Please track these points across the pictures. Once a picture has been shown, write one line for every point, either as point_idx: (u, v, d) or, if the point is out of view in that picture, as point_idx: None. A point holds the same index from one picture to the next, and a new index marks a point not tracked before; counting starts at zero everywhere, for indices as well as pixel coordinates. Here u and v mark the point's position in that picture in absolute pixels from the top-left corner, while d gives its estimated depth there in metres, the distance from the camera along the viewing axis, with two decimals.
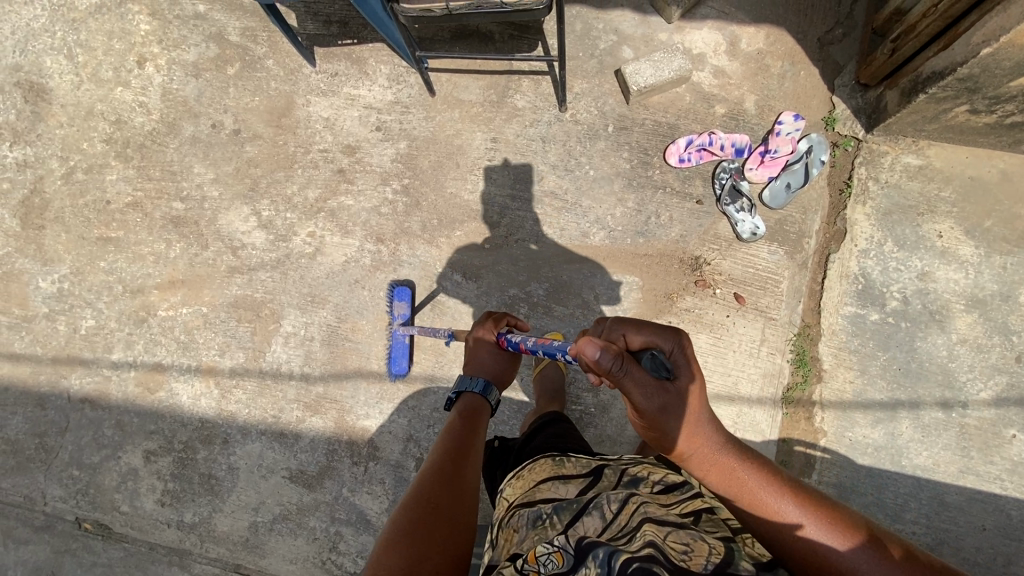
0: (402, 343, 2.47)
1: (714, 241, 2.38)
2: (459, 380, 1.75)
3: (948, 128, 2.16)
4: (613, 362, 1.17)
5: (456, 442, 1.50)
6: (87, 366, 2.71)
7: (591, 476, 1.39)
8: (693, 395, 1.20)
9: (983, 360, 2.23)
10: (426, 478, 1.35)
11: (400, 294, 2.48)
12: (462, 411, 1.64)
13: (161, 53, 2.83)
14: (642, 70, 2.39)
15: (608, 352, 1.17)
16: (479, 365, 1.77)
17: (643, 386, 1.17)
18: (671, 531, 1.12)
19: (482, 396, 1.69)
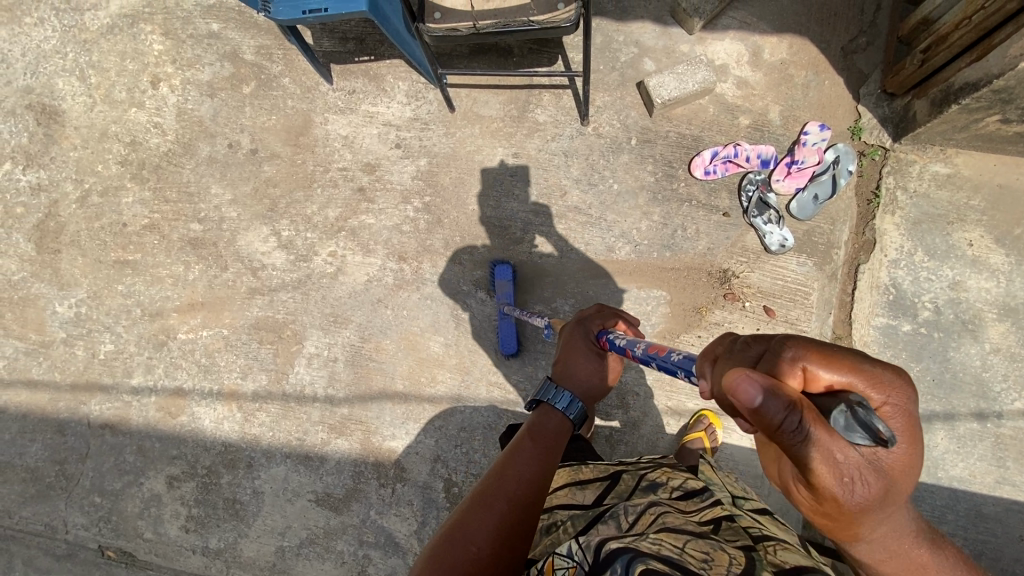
0: (508, 326, 2.40)
1: (742, 253, 2.36)
2: (543, 384, 1.44)
3: (978, 136, 2.15)
4: (788, 417, 0.74)
5: (517, 467, 1.25)
6: (107, 392, 2.68)
7: (608, 481, 1.50)
8: (901, 472, 0.80)
9: (1018, 369, 2.20)
10: (471, 508, 1.16)
11: (502, 273, 2.40)
12: (535, 428, 1.38)
13: (175, 73, 2.81)
14: (666, 83, 2.38)
15: (784, 400, 0.74)
16: (570, 374, 1.46)
17: (836, 460, 0.75)
18: (691, 539, 1.09)
19: (566, 417, 1.39)
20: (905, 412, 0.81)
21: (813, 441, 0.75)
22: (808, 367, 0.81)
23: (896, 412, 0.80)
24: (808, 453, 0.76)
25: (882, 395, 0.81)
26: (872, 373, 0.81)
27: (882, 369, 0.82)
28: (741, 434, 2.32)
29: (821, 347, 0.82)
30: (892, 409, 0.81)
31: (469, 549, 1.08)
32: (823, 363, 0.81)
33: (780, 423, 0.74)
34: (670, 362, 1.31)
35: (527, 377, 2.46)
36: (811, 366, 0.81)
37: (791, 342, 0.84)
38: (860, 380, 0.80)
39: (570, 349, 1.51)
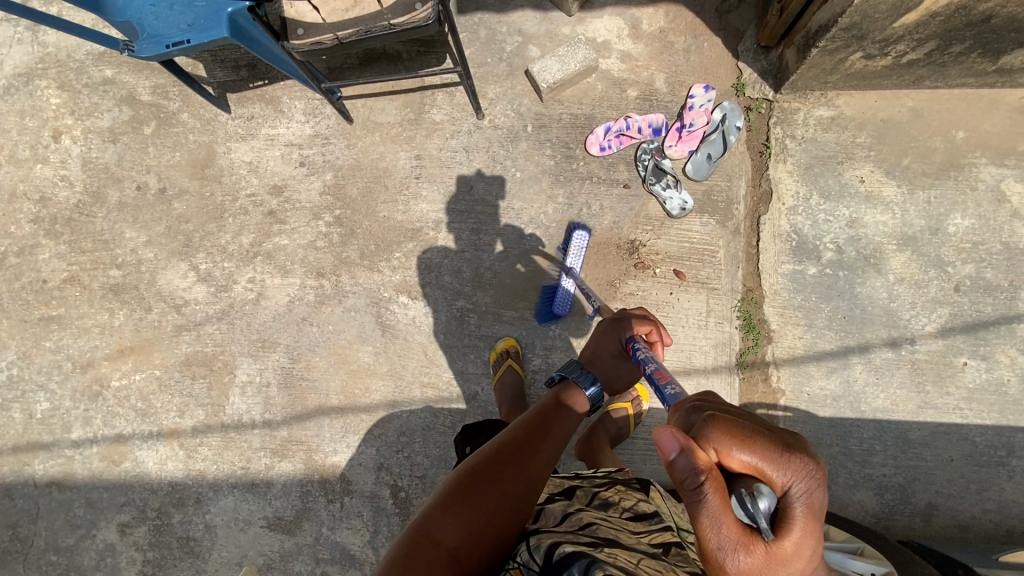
0: (565, 292, 2.38)
1: (647, 222, 2.40)
2: (570, 363, 1.59)
3: (850, 76, 2.20)
4: (688, 476, 0.94)
5: (537, 427, 1.34)
6: (48, 450, 2.64)
7: (562, 492, 1.45)
8: (790, 559, 0.92)
9: (923, 295, 2.25)
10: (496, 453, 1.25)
11: (578, 238, 2.37)
12: (561, 395, 1.48)
13: (76, 124, 2.79)
14: (549, 67, 2.42)
15: (689, 460, 0.94)
16: (598, 361, 1.58)
17: (720, 527, 0.93)
18: (643, 558, 1.12)
19: (587, 398, 1.50)
20: (810, 502, 0.91)
21: (703, 500, 0.94)
22: (724, 448, 0.95)
23: (800, 500, 0.91)
24: (701, 510, 0.95)
25: (790, 487, 0.91)
26: (786, 464, 0.92)
27: (792, 467, 0.91)
28: None
29: (741, 431, 0.95)
30: (796, 502, 0.91)
31: (491, 493, 1.16)
32: (736, 445, 0.94)
33: (682, 482, 0.95)
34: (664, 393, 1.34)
35: (458, 373, 2.47)
36: (724, 448, 0.95)
37: (718, 423, 0.97)
38: (768, 469, 0.92)
39: (603, 342, 1.60)
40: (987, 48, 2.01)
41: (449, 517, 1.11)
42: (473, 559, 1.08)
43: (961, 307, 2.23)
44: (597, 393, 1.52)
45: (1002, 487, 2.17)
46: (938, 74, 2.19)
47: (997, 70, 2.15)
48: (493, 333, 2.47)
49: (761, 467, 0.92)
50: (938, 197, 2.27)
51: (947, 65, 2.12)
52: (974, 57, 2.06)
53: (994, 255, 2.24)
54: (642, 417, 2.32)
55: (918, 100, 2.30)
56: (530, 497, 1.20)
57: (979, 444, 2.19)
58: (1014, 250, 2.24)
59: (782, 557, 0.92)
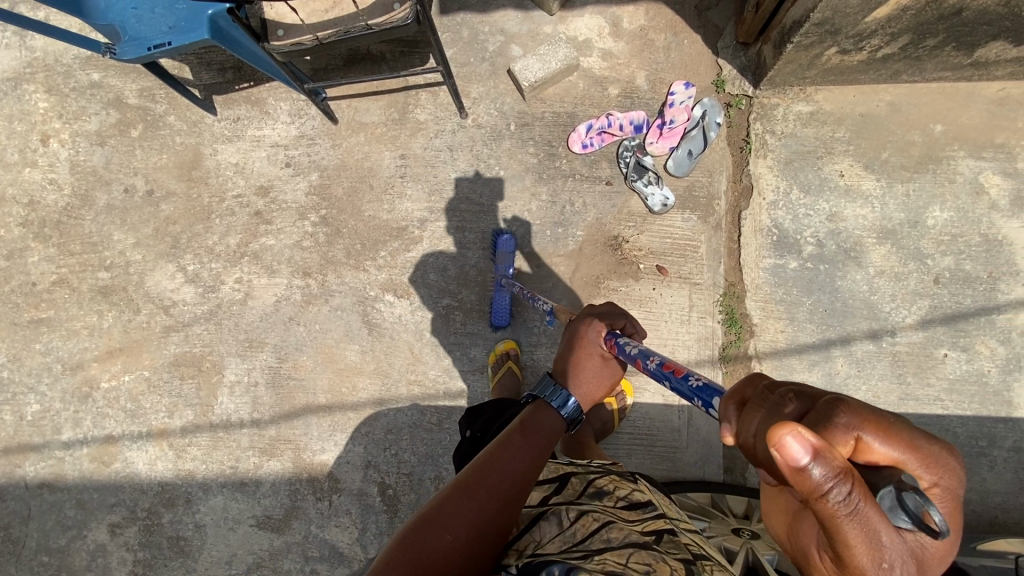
0: (503, 299, 2.40)
1: (630, 218, 2.41)
2: (541, 379, 1.39)
3: (828, 71, 2.23)
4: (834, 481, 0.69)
5: (501, 458, 1.19)
6: (39, 451, 2.65)
7: (555, 483, 1.42)
8: (937, 564, 0.76)
9: (903, 287, 2.27)
10: (450, 497, 1.10)
11: (502, 243, 2.40)
12: (528, 419, 1.31)
13: (64, 128, 2.81)
14: (530, 65, 2.44)
15: (834, 462, 0.69)
16: (574, 370, 1.38)
17: (872, 539, 0.72)
18: (633, 553, 1.13)
19: (562, 415, 1.32)
20: (949, 493, 0.78)
21: (847, 506, 0.71)
22: (863, 438, 0.76)
23: (944, 492, 0.77)
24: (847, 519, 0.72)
25: (932, 478, 0.77)
26: (926, 451, 0.78)
27: (934, 451, 0.78)
28: (654, 392, 2.36)
29: (877, 416, 0.77)
30: (938, 493, 0.77)
31: (442, 542, 1.03)
32: (877, 435, 0.76)
33: (828, 490, 0.70)
34: (689, 385, 1.24)
35: (445, 370, 2.49)
36: (866, 436, 0.75)
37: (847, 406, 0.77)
38: (912, 460, 0.76)
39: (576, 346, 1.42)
40: (960, 42, 2.03)
41: None
42: None
43: (940, 298, 2.25)
44: (576, 408, 1.34)
45: (984, 477, 2.18)
46: (914, 68, 2.21)
47: (973, 63, 2.18)
48: (479, 331, 2.49)
49: (904, 458, 0.76)
50: (917, 190, 2.29)
51: (923, 59, 2.14)
52: (948, 50, 2.08)
53: (973, 246, 2.26)
54: (626, 411, 2.33)
55: (896, 94, 2.32)
56: (486, 541, 1.08)
57: (961, 435, 2.20)
58: (993, 242, 2.26)
59: (932, 563, 0.76)
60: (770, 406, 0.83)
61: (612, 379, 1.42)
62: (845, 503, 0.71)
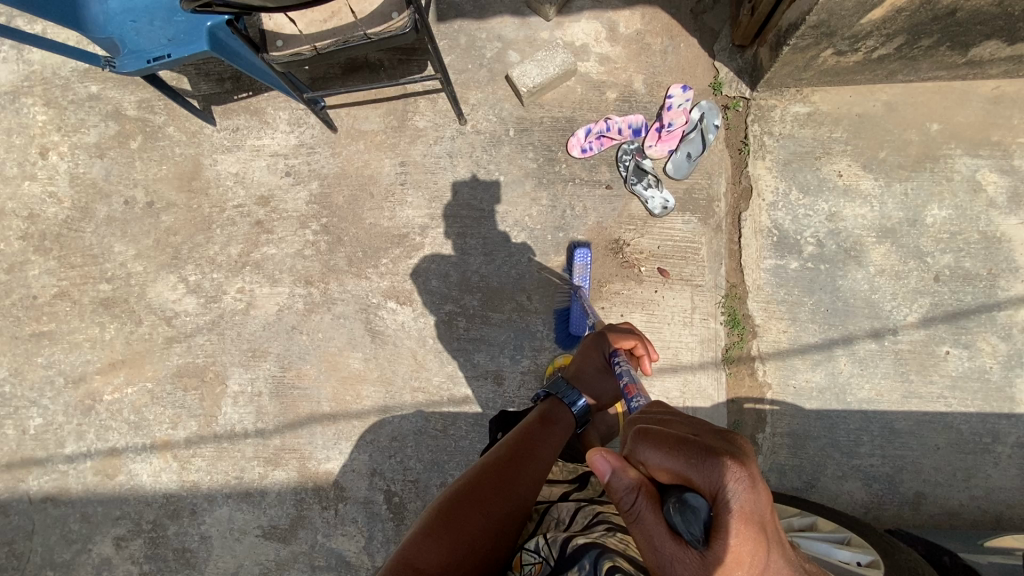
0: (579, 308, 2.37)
1: (630, 221, 2.42)
2: (557, 380, 1.71)
3: (824, 72, 2.25)
4: (623, 493, 0.97)
5: (518, 452, 1.43)
6: (42, 466, 2.64)
7: (580, 482, 1.49)
8: (732, 570, 0.85)
9: (904, 286, 2.28)
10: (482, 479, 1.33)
11: (580, 255, 2.36)
12: (545, 415, 1.59)
13: (63, 140, 2.81)
14: (528, 71, 2.45)
15: (620, 479, 0.97)
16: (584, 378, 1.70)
17: (660, 546, 0.91)
18: None
19: (572, 411, 1.63)
20: (736, 508, 0.85)
21: (641, 519, 0.94)
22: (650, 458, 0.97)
23: (725, 506, 0.86)
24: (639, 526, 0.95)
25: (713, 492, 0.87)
26: (700, 469, 0.89)
27: (711, 468, 0.88)
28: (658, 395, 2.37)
29: (663, 440, 0.96)
30: (723, 505, 0.86)
31: (474, 514, 1.25)
32: (656, 451, 0.96)
33: (619, 499, 0.98)
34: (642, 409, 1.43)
35: (448, 376, 2.49)
36: (651, 458, 0.96)
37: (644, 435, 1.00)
38: (685, 471, 0.91)
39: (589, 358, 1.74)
40: (955, 41, 2.05)
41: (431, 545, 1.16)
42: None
43: (941, 296, 2.26)
44: (582, 407, 1.65)
45: (988, 474, 2.19)
46: (910, 67, 2.22)
47: (968, 62, 2.19)
48: (483, 336, 2.49)
49: (681, 471, 0.92)
50: (915, 189, 2.31)
51: (918, 59, 2.16)
52: (943, 50, 2.10)
53: (972, 244, 2.28)
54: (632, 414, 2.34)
55: (893, 94, 2.34)
56: (510, 519, 1.29)
57: (964, 432, 2.21)
58: (991, 239, 2.27)
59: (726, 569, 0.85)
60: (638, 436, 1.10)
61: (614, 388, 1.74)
62: (635, 515, 0.95)
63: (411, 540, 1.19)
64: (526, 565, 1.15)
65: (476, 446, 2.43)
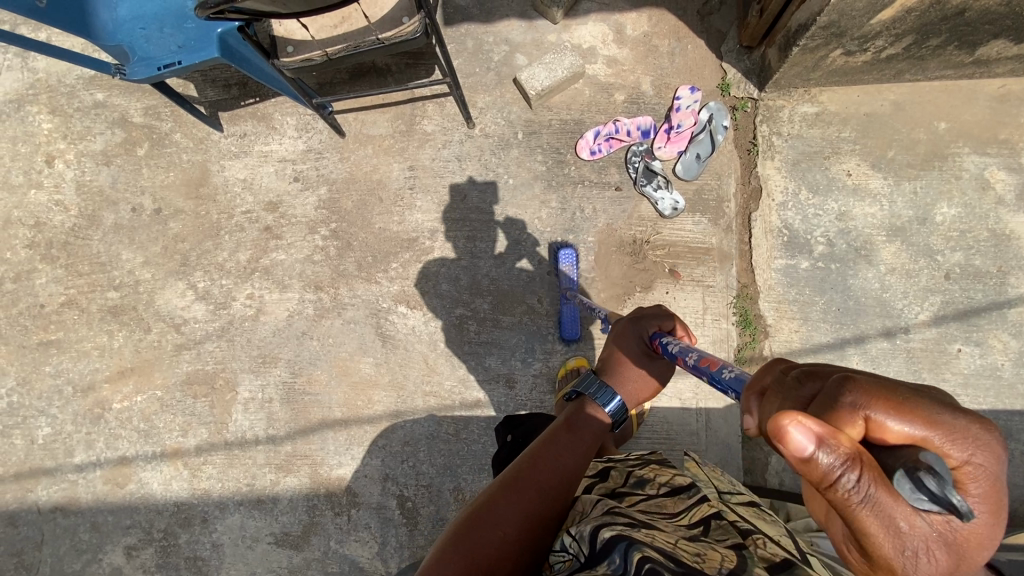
0: (572, 312, 2.39)
1: (640, 222, 2.43)
2: (585, 377, 1.53)
3: (832, 72, 2.26)
4: (846, 473, 0.67)
5: (544, 459, 1.29)
6: (51, 475, 2.62)
7: (597, 476, 1.44)
8: (974, 541, 0.70)
9: (914, 284, 2.29)
10: (504, 492, 1.20)
11: (565, 257, 2.38)
12: (571, 421, 1.43)
13: (68, 148, 2.80)
14: (537, 74, 2.46)
15: (845, 453, 0.66)
16: (616, 372, 1.50)
17: (897, 527, 0.68)
18: (681, 540, 1.09)
19: (607, 415, 1.44)
20: (982, 471, 0.70)
21: (867, 503, 0.68)
22: (872, 417, 0.70)
23: (979, 473, 0.70)
24: (861, 508, 0.69)
25: (964, 455, 0.70)
26: (951, 427, 0.70)
27: (958, 424, 0.70)
28: (671, 396, 2.36)
29: (889, 391, 0.71)
30: (972, 471, 0.70)
31: (494, 530, 1.12)
32: (894, 412, 0.70)
33: (835, 478, 0.68)
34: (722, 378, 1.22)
35: (460, 380, 2.48)
36: (877, 415, 0.70)
37: (853, 384, 0.72)
38: (938, 437, 0.69)
39: (622, 348, 1.52)
40: (963, 41, 2.07)
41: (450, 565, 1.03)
42: None
43: (952, 294, 2.27)
44: (619, 409, 1.46)
45: None
46: (917, 67, 2.24)
47: (975, 61, 2.21)
48: (494, 339, 2.49)
49: (927, 434, 0.69)
50: (924, 187, 2.32)
51: (926, 58, 2.17)
52: (950, 49, 2.12)
53: (982, 241, 2.28)
54: (645, 416, 2.33)
55: (900, 93, 2.35)
56: (535, 534, 1.15)
57: None
58: (1001, 236, 2.28)
59: (966, 541, 0.70)
60: (787, 391, 0.80)
61: (655, 377, 1.49)
62: (862, 499, 0.68)
63: (418, 570, 1.04)
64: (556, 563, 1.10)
65: (489, 450, 2.42)
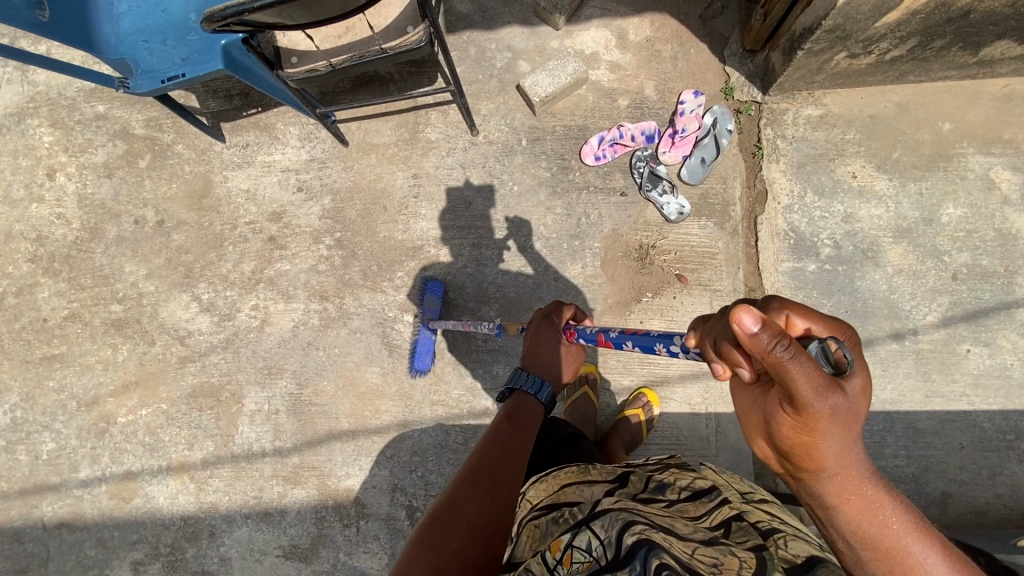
0: (426, 340, 2.44)
1: (646, 227, 2.42)
2: (514, 375, 1.68)
3: (836, 75, 2.26)
4: (779, 339, 0.82)
5: (493, 450, 1.42)
6: (57, 491, 2.59)
7: (617, 480, 1.40)
8: (864, 401, 0.89)
9: (921, 285, 2.28)
10: (459, 488, 1.30)
11: (433, 288, 2.46)
12: (511, 413, 1.58)
13: (70, 161, 2.79)
14: (540, 81, 2.45)
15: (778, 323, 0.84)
16: (539, 363, 1.69)
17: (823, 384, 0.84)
18: (699, 546, 1.07)
19: (539, 400, 1.62)
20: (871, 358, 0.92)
21: (800, 361, 0.82)
22: (791, 315, 0.92)
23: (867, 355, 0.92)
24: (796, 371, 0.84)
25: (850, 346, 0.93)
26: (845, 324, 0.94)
27: (851, 323, 0.93)
28: (680, 401, 2.35)
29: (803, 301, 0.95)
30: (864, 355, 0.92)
31: (455, 522, 1.22)
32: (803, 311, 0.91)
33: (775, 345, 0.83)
34: (649, 339, 1.36)
35: (468, 388, 2.47)
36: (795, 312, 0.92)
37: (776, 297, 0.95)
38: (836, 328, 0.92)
39: (540, 343, 1.73)
40: (967, 42, 2.07)
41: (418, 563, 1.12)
42: None
43: (959, 295, 2.27)
44: (550, 394, 1.65)
45: (1013, 471, 2.19)
46: (921, 68, 2.24)
47: (978, 62, 2.21)
48: (501, 347, 2.48)
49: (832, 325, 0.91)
50: (930, 188, 2.32)
51: (930, 60, 2.18)
52: (954, 50, 2.12)
53: (988, 241, 2.28)
54: (654, 422, 2.32)
55: (903, 95, 2.35)
56: (496, 516, 1.26)
57: (988, 430, 2.21)
58: (1007, 236, 2.28)
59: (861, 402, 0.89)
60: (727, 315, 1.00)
61: (572, 357, 1.75)
62: (796, 359, 0.82)
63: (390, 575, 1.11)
64: (576, 564, 1.02)
65: None
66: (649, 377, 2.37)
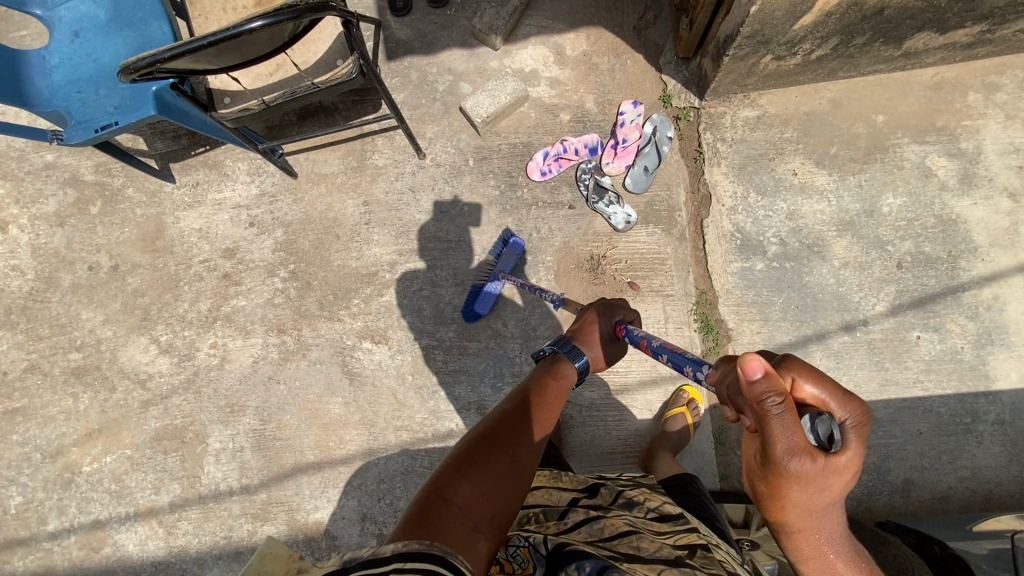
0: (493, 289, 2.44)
1: (596, 238, 2.44)
2: (561, 338, 1.53)
3: (767, 77, 2.31)
4: (773, 395, 0.93)
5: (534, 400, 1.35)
6: (25, 546, 2.55)
7: (588, 491, 1.44)
8: (834, 474, 1.00)
9: (868, 275, 2.31)
10: (500, 424, 1.26)
11: (513, 244, 2.44)
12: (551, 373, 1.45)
13: (21, 212, 2.78)
14: (481, 101, 2.48)
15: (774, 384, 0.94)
16: (587, 340, 1.53)
17: (790, 440, 0.95)
18: (664, 569, 1.11)
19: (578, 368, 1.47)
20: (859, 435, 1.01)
21: (782, 417, 0.94)
22: (797, 378, 1.01)
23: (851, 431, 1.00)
24: (776, 424, 0.95)
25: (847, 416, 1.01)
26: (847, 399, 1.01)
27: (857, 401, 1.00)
28: (642, 408, 2.36)
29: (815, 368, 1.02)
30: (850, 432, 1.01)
31: (498, 454, 1.18)
32: (811, 378, 1.01)
33: (765, 398, 0.94)
34: (683, 359, 1.37)
35: (431, 411, 2.46)
36: (800, 378, 1.01)
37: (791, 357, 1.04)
38: (836, 400, 1.00)
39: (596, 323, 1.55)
40: (887, 37, 2.12)
41: (461, 482, 1.09)
42: (487, 517, 1.05)
43: (906, 283, 2.29)
44: (585, 366, 1.49)
45: (973, 453, 2.20)
46: (849, 65, 2.29)
47: (903, 54, 2.26)
48: (462, 367, 2.48)
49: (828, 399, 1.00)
50: (869, 179, 2.36)
51: (855, 55, 2.22)
52: (878, 45, 2.17)
53: (929, 229, 2.32)
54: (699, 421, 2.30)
55: (836, 91, 2.40)
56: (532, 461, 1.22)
57: (944, 415, 2.22)
58: (947, 222, 2.32)
59: (830, 471, 0.99)
60: None
61: (614, 351, 1.57)
62: (780, 417, 0.94)
63: (429, 485, 1.09)
64: (512, 548, 1.19)
65: None
66: (610, 387, 2.38)
